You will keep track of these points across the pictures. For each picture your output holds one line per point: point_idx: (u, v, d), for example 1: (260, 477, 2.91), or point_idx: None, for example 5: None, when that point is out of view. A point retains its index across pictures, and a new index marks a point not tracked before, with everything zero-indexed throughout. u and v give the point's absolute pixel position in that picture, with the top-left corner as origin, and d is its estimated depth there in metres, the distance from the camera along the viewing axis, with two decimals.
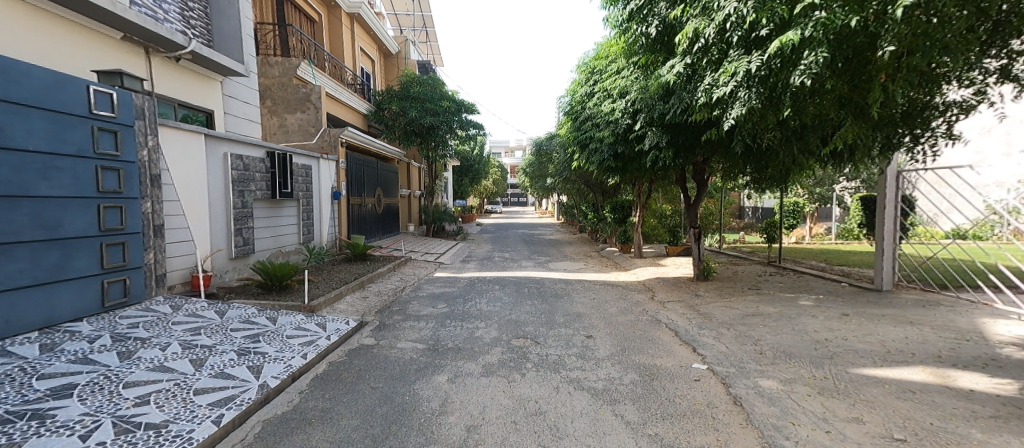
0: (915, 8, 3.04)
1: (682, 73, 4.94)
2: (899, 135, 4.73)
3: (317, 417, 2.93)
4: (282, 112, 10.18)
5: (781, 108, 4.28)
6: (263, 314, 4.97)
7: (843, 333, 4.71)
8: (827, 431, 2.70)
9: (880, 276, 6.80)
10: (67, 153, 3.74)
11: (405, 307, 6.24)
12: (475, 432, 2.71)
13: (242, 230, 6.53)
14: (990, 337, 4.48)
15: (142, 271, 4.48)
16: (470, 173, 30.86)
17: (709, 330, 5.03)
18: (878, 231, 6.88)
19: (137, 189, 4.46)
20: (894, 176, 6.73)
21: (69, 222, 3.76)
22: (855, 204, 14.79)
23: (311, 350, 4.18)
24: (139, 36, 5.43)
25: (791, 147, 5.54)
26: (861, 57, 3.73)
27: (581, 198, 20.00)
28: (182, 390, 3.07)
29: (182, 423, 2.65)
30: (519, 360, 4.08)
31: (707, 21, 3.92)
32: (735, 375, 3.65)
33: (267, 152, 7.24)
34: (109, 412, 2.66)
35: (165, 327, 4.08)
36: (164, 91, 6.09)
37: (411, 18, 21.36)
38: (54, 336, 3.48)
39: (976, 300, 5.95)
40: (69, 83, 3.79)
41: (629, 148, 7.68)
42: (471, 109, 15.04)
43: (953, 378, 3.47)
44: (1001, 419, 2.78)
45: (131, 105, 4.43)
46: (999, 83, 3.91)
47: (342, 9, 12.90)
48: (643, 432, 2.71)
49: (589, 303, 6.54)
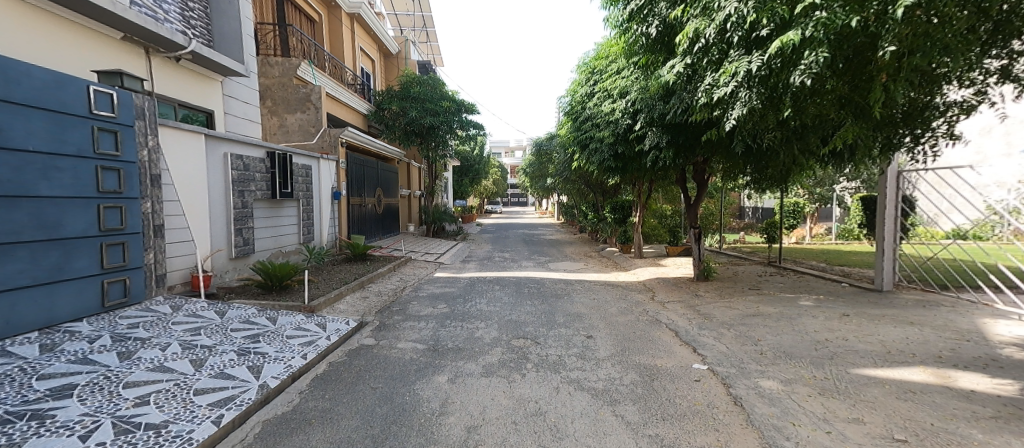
0: (916, 9, 3.04)
1: (682, 73, 4.94)
2: (900, 136, 4.73)
3: (317, 417, 2.93)
4: (282, 112, 10.18)
5: (781, 108, 4.28)
6: (263, 314, 4.97)
7: (844, 334, 4.71)
8: (827, 431, 2.70)
9: (880, 276, 6.80)
10: (66, 153, 3.74)
11: (405, 307, 6.24)
12: (475, 432, 2.71)
13: (242, 230, 6.53)
14: (990, 337, 4.48)
15: (142, 271, 4.48)
16: (470, 173, 30.84)
17: (709, 330, 5.02)
18: (878, 231, 6.87)
19: (137, 189, 4.46)
20: (894, 176, 6.72)
21: (69, 222, 3.75)
22: (855, 204, 14.79)
23: (311, 350, 4.17)
24: (139, 36, 5.43)
25: (791, 147, 5.53)
26: (861, 58, 3.73)
27: (581, 199, 20.02)
28: (182, 390, 3.07)
29: (182, 423, 2.65)
30: (520, 360, 4.08)
31: (708, 21, 3.92)
32: (736, 376, 3.64)
33: (267, 152, 7.23)
34: (108, 412, 2.66)
35: (165, 327, 4.08)
36: (164, 91, 6.09)
37: (411, 18, 21.36)
38: (54, 336, 3.48)
39: (976, 300, 5.95)
40: (69, 83, 3.79)
41: (629, 148, 7.67)
42: (471, 109, 15.04)
43: (954, 378, 3.47)
44: (1001, 419, 2.78)
45: (131, 105, 4.42)
46: (998, 83, 3.91)
47: (342, 9, 12.90)
48: (644, 432, 2.70)
49: (589, 303, 6.54)
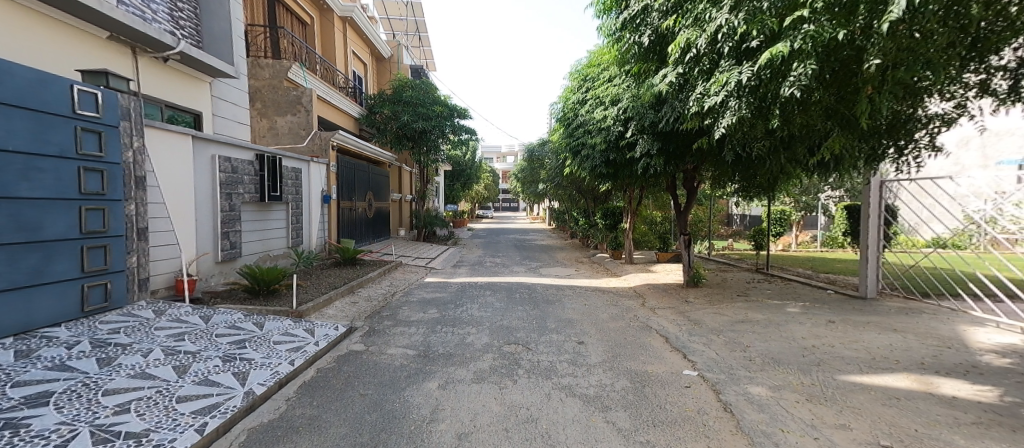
0: (900, 23, 3.06)
1: (674, 83, 4.98)
2: (884, 147, 4.85)
3: (305, 425, 2.88)
4: (271, 115, 10.10)
5: (769, 119, 4.35)
6: (250, 319, 4.88)
7: (830, 340, 4.78)
8: (815, 437, 2.73)
9: (864, 284, 6.91)
10: (48, 154, 3.65)
11: (395, 312, 6.18)
12: (467, 440, 2.68)
13: (229, 233, 6.42)
14: (971, 344, 4.59)
15: (123, 275, 4.38)
16: (463, 178, 31.21)
17: (699, 336, 5.06)
18: (863, 239, 7.03)
19: (120, 191, 4.38)
20: (878, 186, 6.83)
21: (50, 224, 3.66)
22: (839, 213, 15.24)
23: (299, 356, 4.10)
24: (126, 36, 5.34)
25: (779, 156, 5.66)
26: (847, 70, 3.80)
27: (573, 205, 20.28)
28: (164, 397, 2.99)
29: (163, 432, 2.57)
30: (512, 366, 4.06)
31: (699, 32, 4.00)
32: (725, 382, 3.67)
33: (256, 155, 7.16)
34: (87, 421, 2.57)
35: (147, 332, 3.98)
36: (151, 91, 5.98)
37: (404, 23, 21.13)
38: (31, 342, 3.37)
39: (957, 308, 6.08)
40: (53, 82, 3.71)
41: (620, 155, 7.72)
42: (464, 113, 15.09)
43: (936, 385, 3.53)
44: (982, 425, 2.84)
45: (116, 105, 4.35)
46: (976, 97, 4.08)
47: (335, 12, 12.87)
48: (636, 439, 2.71)
49: (581, 309, 6.52)
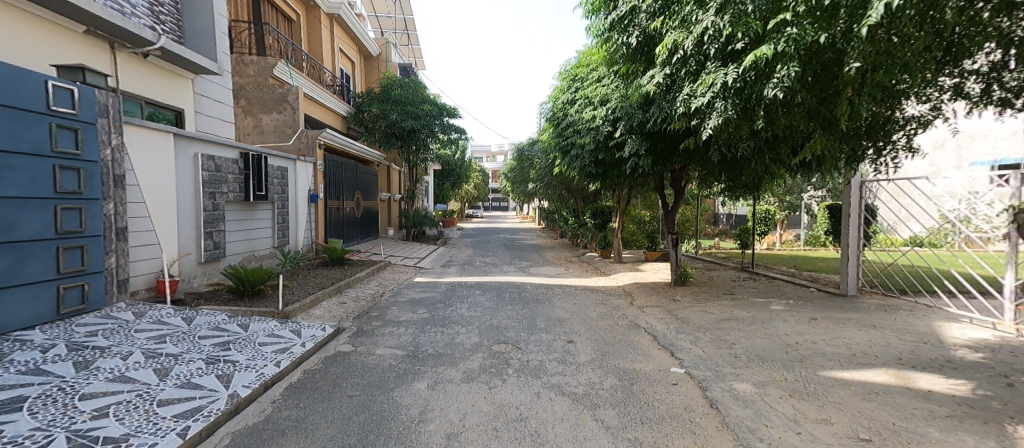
0: (879, 28, 3.14)
1: (661, 84, 5.03)
2: (864, 148, 4.97)
3: (291, 427, 2.84)
4: (257, 112, 9.93)
5: (754, 120, 4.43)
6: (234, 321, 4.79)
7: (812, 337, 4.88)
8: (797, 432, 2.79)
9: (845, 282, 7.09)
10: (21, 151, 3.52)
11: (384, 312, 6.13)
12: (455, 440, 2.67)
13: (212, 233, 6.30)
14: (946, 339, 4.73)
15: (102, 276, 4.27)
16: (452, 177, 31.07)
17: (686, 334, 5.12)
18: (844, 239, 7.21)
19: (98, 190, 4.25)
20: (859, 186, 7.01)
21: (23, 223, 3.53)
22: (822, 213, 15.59)
23: (285, 358, 4.04)
24: (104, 30, 5.19)
25: (763, 156, 5.76)
26: (828, 72, 3.89)
27: (562, 204, 20.35)
28: (144, 401, 2.91)
29: (143, 436, 2.51)
30: (501, 365, 4.05)
31: (685, 34, 4.04)
32: (711, 379, 3.73)
33: (240, 153, 7.03)
34: (62, 426, 2.50)
35: (127, 335, 3.87)
36: (130, 87, 5.83)
37: (392, 21, 20.95)
38: (3, 345, 3.26)
39: (933, 305, 6.26)
40: (27, 77, 3.58)
41: (609, 155, 7.77)
42: (453, 112, 15.02)
43: (913, 379, 3.63)
44: (956, 418, 2.93)
45: (94, 102, 4.23)
46: (951, 100, 4.20)
47: (321, 9, 12.71)
48: (624, 436, 2.73)
49: (570, 308, 6.55)
